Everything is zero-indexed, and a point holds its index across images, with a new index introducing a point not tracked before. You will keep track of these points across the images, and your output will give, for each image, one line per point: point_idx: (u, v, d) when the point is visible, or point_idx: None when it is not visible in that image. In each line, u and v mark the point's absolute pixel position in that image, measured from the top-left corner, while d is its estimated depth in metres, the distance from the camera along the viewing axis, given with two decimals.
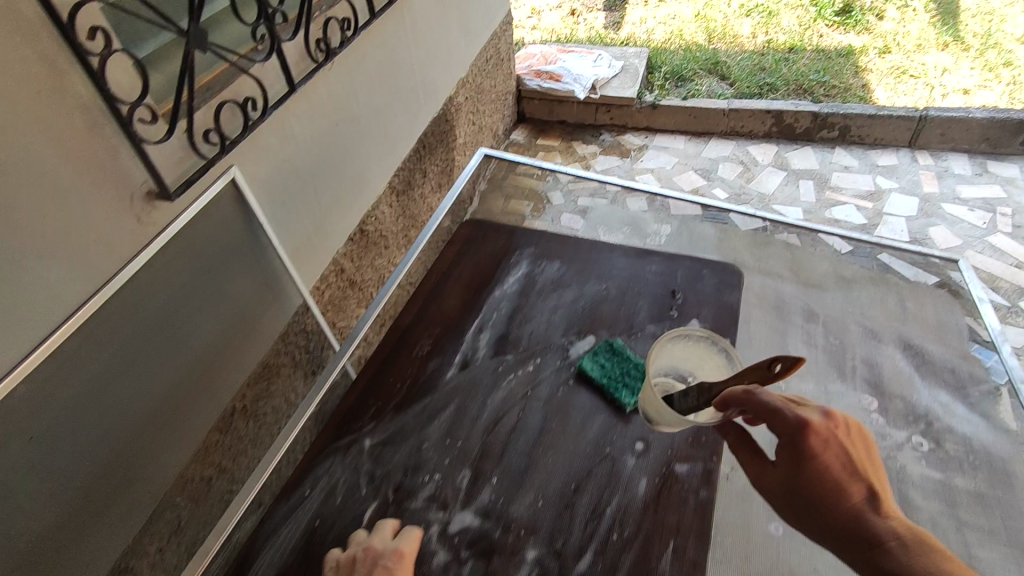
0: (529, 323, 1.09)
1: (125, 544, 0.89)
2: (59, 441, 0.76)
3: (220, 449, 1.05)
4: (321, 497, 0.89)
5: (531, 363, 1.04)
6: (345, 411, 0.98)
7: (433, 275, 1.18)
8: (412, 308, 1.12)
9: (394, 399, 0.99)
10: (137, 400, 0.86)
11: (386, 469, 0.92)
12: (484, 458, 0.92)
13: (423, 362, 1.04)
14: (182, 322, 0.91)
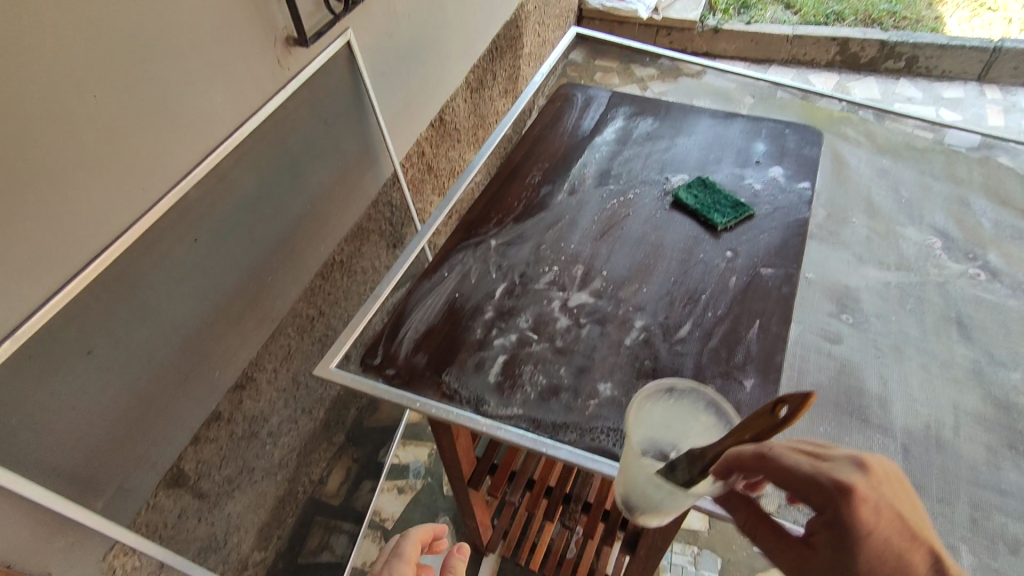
0: (642, 165, 0.97)
1: (254, 355, 1.02)
2: (215, 247, 0.88)
3: (323, 294, 1.17)
4: (458, 278, 0.81)
5: (633, 193, 0.92)
6: (470, 221, 0.88)
7: (541, 120, 1.07)
8: (523, 146, 1.01)
9: (513, 214, 0.89)
10: (266, 229, 0.98)
11: (511, 262, 0.83)
12: (595, 258, 0.83)
13: (535, 188, 0.94)
14: (302, 166, 1.03)
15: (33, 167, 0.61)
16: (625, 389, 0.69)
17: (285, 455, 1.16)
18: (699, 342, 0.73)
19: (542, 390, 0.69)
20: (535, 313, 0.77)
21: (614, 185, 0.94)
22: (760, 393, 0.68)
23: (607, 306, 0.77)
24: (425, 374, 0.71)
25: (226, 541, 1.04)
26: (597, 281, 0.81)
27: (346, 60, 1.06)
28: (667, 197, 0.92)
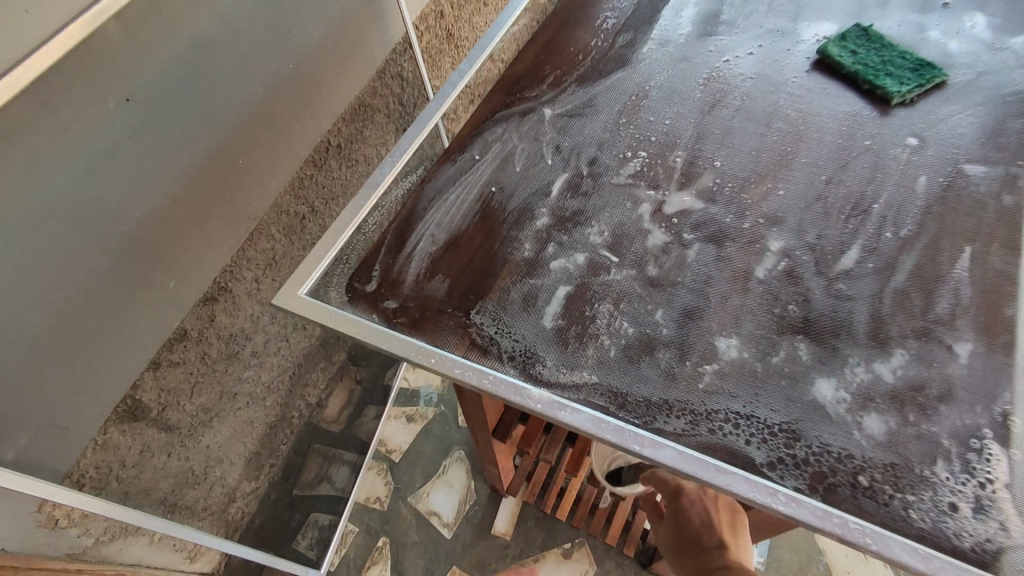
0: (730, 15, 0.81)
1: (229, 258, 0.81)
2: (161, 110, 0.65)
3: (316, 186, 0.94)
4: (496, 163, 0.67)
5: (745, 50, 0.76)
6: (516, 80, 0.76)
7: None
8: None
9: (575, 72, 0.76)
10: (237, 93, 0.74)
11: (574, 142, 0.69)
12: (702, 138, 0.68)
13: (609, 39, 0.80)
14: (281, 10, 0.77)
15: None
16: (761, 345, 0.53)
17: (274, 377, 0.98)
18: (877, 277, 0.56)
19: (629, 342, 0.53)
20: (612, 226, 0.61)
21: (726, 39, 0.78)
22: (983, 365, 0.51)
23: (727, 216, 0.61)
24: (444, 318, 0.56)
25: (206, 475, 0.88)
26: (684, 186, 0.64)
27: None
28: (811, 57, 0.75)
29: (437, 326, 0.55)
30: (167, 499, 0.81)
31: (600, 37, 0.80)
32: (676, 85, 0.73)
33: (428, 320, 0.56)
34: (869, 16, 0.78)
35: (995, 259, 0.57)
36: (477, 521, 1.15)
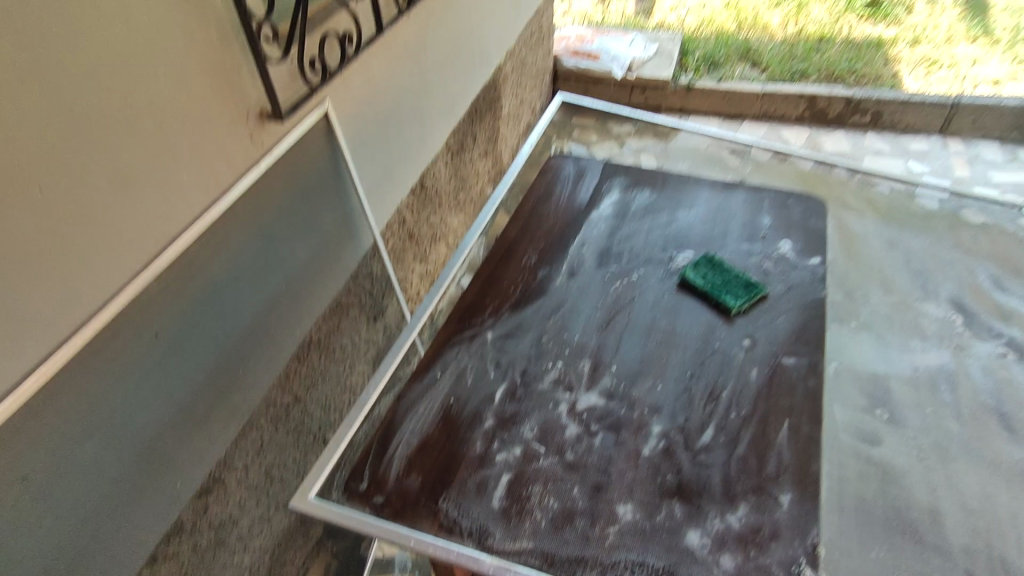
0: (620, 243, 1.02)
1: (223, 454, 0.92)
2: (182, 335, 0.79)
3: (298, 378, 1.09)
4: (452, 379, 0.83)
5: (637, 273, 0.97)
6: (462, 308, 0.92)
7: (526, 194, 1.14)
8: (514, 220, 1.07)
9: (510, 300, 0.93)
10: (242, 310, 0.90)
11: (510, 357, 0.86)
12: (604, 348, 0.87)
13: (533, 270, 0.98)
14: (279, 244, 0.95)
15: None
16: (649, 508, 0.70)
17: (256, 559, 1.05)
18: (727, 448, 0.76)
19: (555, 515, 0.69)
20: (543, 421, 0.78)
21: (616, 268, 0.99)
22: (798, 511, 0.71)
23: (623, 407, 0.80)
24: (416, 504, 0.70)
25: None
26: (596, 385, 0.82)
27: (323, 133, 1.00)
28: (675, 279, 0.97)
29: (414, 513, 0.70)
30: None
31: (527, 268, 0.99)
32: (586, 309, 0.92)
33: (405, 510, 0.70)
34: (710, 240, 1.03)
35: (805, 428, 0.78)
36: None
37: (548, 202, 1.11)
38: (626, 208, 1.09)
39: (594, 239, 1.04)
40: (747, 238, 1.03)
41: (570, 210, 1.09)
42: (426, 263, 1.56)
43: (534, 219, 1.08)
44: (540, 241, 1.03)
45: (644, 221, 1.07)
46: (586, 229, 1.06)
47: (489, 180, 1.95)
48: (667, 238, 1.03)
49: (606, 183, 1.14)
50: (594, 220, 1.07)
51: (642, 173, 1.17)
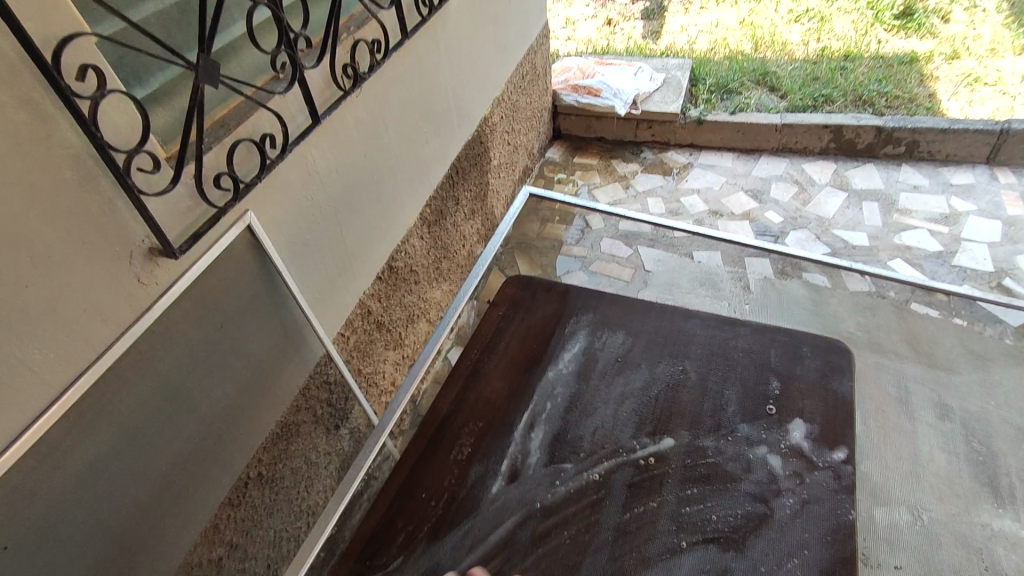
0: (566, 432, 0.98)
1: None
2: (48, 536, 0.65)
3: (233, 523, 0.94)
4: None
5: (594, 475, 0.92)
6: (373, 527, 0.88)
7: (472, 348, 1.09)
8: (448, 389, 1.03)
9: (428, 522, 0.88)
10: (142, 478, 0.76)
11: None
12: None
13: (462, 472, 0.94)
14: (191, 390, 0.81)
15: None
16: None
17: None
18: None
19: None
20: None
21: (571, 467, 0.93)
22: None
23: None
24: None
25: None
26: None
27: (247, 247, 0.86)
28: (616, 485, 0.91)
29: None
30: None
31: (455, 467, 0.94)
32: (505, 537, 0.87)
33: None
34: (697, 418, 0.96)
35: None
36: None
37: (502, 339, 1.10)
38: (591, 363, 1.06)
39: (546, 419, 0.99)
40: (748, 428, 0.95)
41: (516, 380, 1.05)
42: (403, 348, 1.41)
43: (483, 366, 1.06)
44: (478, 421, 0.99)
45: (612, 386, 1.02)
46: (537, 401, 1.02)
47: (479, 239, 1.80)
48: (625, 421, 0.97)
49: (569, 328, 1.11)
50: (548, 385, 1.04)
51: (614, 310, 1.14)
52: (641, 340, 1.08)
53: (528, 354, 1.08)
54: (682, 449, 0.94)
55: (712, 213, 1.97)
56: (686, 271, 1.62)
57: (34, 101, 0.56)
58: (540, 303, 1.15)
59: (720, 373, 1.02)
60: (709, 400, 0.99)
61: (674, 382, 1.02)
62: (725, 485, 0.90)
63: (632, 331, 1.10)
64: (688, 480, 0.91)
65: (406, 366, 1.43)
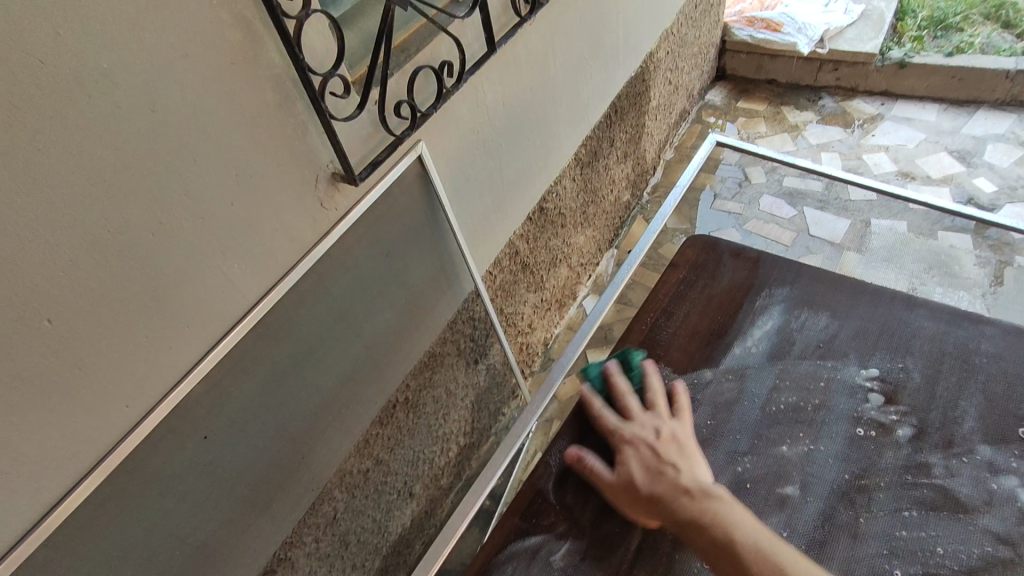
0: (760, 418, 0.86)
1: (291, 532, 0.86)
2: (237, 433, 0.72)
3: (382, 440, 0.99)
4: None
5: (796, 477, 0.79)
6: (539, 486, 0.83)
7: (646, 313, 0.99)
8: (619, 353, 0.95)
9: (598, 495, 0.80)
10: (312, 390, 0.81)
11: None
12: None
13: None
14: (356, 313, 0.84)
15: None
16: None
17: None
18: None
19: None
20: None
21: (765, 461, 0.81)
22: None
23: None
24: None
25: None
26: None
27: (416, 178, 0.85)
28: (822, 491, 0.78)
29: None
30: None
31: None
32: (681, 528, 0.76)
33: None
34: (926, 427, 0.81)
35: None
36: None
37: (682, 305, 0.99)
38: (788, 344, 0.93)
39: (735, 402, 0.87)
40: (990, 452, 0.78)
41: (698, 350, 0.94)
42: (544, 291, 1.39)
43: (659, 333, 0.96)
44: None
45: (814, 375, 0.88)
46: (721, 379, 0.90)
47: (626, 185, 1.70)
48: (836, 418, 0.84)
49: (762, 300, 0.98)
50: (735, 362, 0.92)
51: (817, 287, 0.98)
52: (852, 325, 0.93)
53: (710, 325, 0.97)
54: (902, 460, 0.79)
55: (903, 175, 1.70)
56: (912, 247, 1.42)
57: (247, 20, 0.57)
58: (727, 270, 1.02)
59: (954, 378, 0.85)
60: (939, 410, 0.82)
61: (893, 381, 0.86)
62: (956, 514, 0.74)
63: (838, 313, 0.94)
64: (569, 501, 0.81)
65: (543, 309, 1.42)
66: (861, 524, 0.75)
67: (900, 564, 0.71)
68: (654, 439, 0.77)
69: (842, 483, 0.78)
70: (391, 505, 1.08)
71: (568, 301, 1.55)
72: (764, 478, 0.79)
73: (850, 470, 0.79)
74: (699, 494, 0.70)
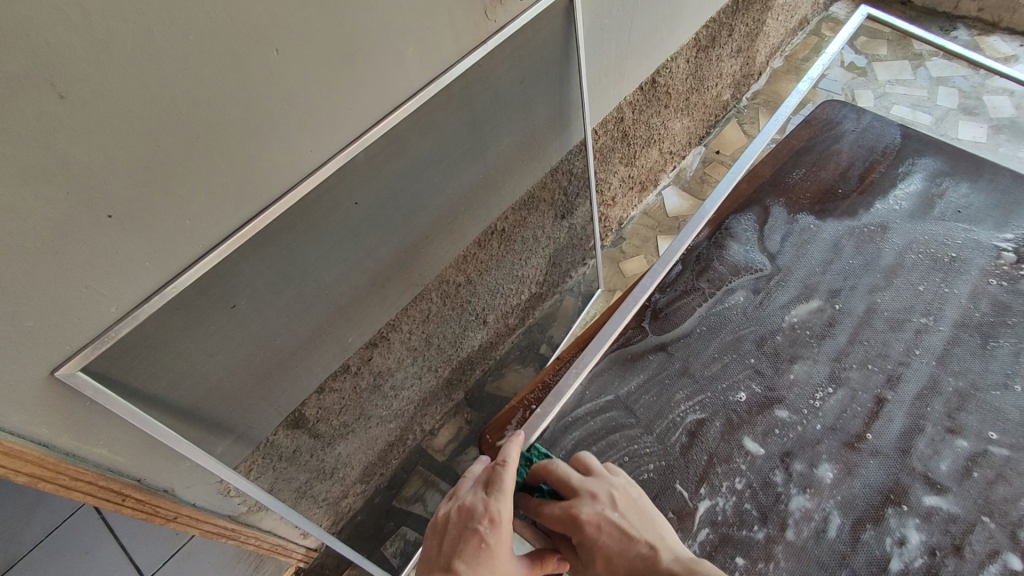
0: (902, 263, 0.97)
1: (393, 316, 0.98)
2: (377, 212, 0.82)
3: (477, 260, 1.09)
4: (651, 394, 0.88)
5: (934, 316, 0.91)
6: (696, 285, 0.97)
7: (790, 161, 1.10)
8: (764, 187, 1.07)
9: (749, 302, 0.95)
10: (437, 194, 0.90)
11: (729, 376, 0.88)
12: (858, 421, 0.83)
13: (784, 270, 0.98)
14: (484, 132, 0.90)
15: (201, 124, 0.56)
16: None
17: (403, 406, 1.17)
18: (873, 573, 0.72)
19: None
20: (751, 478, 0.79)
21: (896, 301, 0.93)
22: None
23: (858, 487, 0.78)
24: (441, 553, 0.67)
25: (332, 473, 1.10)
26: (804, 459, 0.80)
27: (561, 12, 0.88)
28: (954, 322, 0.91)
29: (455, 541, 0.66)
30: (301, 486, 1.03)
31: (776, 261, 0.99)
32: (817, 339, 0.90)
33: (440, 538, 0.68)
34: None
35: None
36: None
37: (821, 159, 1.10)
38: (931, 203, 1.04)
39: (872, 248, 0.99)
40: None
41: (835, 196, 1.06)
42: (633, 168, 1.44)
43: (801, 181, 1.08)
44: (805, 229, 1.02)
45: (950, 229, 1.00)
46: (862, 223, 1.03)
47: (731, 83, 1.68)
48: (971, 270, 0.96)
49: (904, 165, 1.09)
50: (878, 214, 1.03)
51: (949, 160, 1.08)
52: (984, 194, 1.04)
53: (853, 180, 1.08)
54: None
55: None
56: None
57: None
58: (866, 134, 1.13)
59: None
60: None
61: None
62: None
63: (972, 184, 1.06)
64: (604, 504, 0.70)
65: (627, 187, 1.47)
66: (987, 348, 0.88)
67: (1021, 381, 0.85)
68: (613, 513, 0.70)
69: (972, 318, 0.91)
70: (467, 325, 1.20)
71: (649, 188, 1.60)
72: (900, 309, 0.92)
73: (980, 310, 0.91)
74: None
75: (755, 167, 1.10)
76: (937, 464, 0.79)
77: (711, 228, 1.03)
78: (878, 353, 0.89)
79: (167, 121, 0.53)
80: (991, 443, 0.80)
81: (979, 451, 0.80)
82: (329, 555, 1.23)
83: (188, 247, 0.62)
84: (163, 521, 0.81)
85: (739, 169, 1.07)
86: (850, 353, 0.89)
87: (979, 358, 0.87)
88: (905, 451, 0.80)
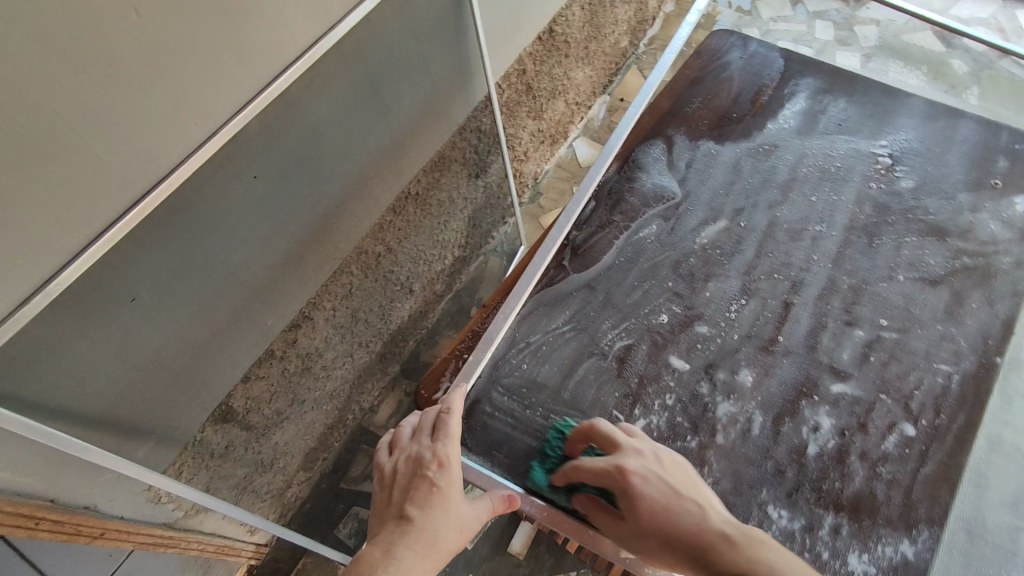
0: (796, 177, 1.04)
1: (314, 293, 0.95)
2: (280, 181, 0.77)
3: (394, 226, 1.06)
4: (579, 330, 0.90)
5: (828, 224, 0.98)
6: (611, 220, 1.00)
7: (686, 93, 1.14)
8: (665, 121, 1.10)
9: (663, 232, 0.98)
10: (343, 157, 0.86)
11: (651, 303, 0.92)
12: (772, 330, 0.89)
13: (693, 197, 1.02)
14: (384, 91, 0.87)
15: (62, 100, 0.50)
16: None
17: (338, 383, 1.14)
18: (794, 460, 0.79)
19: None
20: (680, 393, 0.84)
21: (795, 216, 1.00)
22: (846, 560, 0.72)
23: (775, 387, 0.84)
24: (392, 502, 0.67)
25: (272, 463, 1.06)
26: (725, 368, 0.85)
27: None
28: (845, 228, 0.98)
29: (405, 488, 0.67)
30: (241, 481, 0.98)
31: (686, 192, 1.03)
32: (727, 258, 0.95)
33: (388, 489, 0.68)
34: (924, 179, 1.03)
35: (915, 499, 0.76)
36: (495, 535, 1.19)
37: (715, 89, 1.14)
38: (816, 120, 1.11)
39: (768, 167, 1.05)
40: (968, 196, 1.01)
41: (731, 123, 1.11)
42: (542, 121, 1.44)
43: (698, 111, 1.12)
44: (707, 157, 1.06)
45: (834, 143, 1.08)
46: (755, 143, 1.08)
47: (628, 28, 1.70)
48: (854, 176, 1.03)
49: (789, 88, 1.15)
50: (770, 135, 1.09)
51: (829, 80, 1.16)
52: (861, 107, 1.12)
53: (746, 105, 1.13)
54: (904, 206, 1.00)
55: None
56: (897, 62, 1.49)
57: None
58: (753, 62, 1.18)
59: (940, 144, 1.06)
60: (931, 164, 1.04)
61: (897, 149, 1.06)
62: (941, 238, 0.97)
63: (851, 98, 1.13)
64: (652, 462, 0.71)
65: (538, 140, 1.48)
66: (873, 247, 0.96)
67: (902, 271, 0.94)
68: (668, 470, 0.70)
69: (858, 221, 0.99)
70: (394, 295, 1.18)
71: (560, 139, 1.61)
72: (797, 221, 0.99)
73: (865, 213, 0.99)
74: (748, 541, 0.63)
75: (654, 103, 1.13)
76: (839, 354, 0.87)
77: (619, 163, 1.06)
78: (781, 263, 0.95)
79: (19, 97, 0.47)
80: (882, 329, 0.89)
81: (873, 338, 0.88)
82: (281, 549, 1.24)
83: (70, 239, 0.56)
84: (90, 539, 0.76)
85: (640, 105, 1.10)
86: (757, 267, 0.95)
87: (868, 258, 0.95)
88: (812, 348, 0.87)
